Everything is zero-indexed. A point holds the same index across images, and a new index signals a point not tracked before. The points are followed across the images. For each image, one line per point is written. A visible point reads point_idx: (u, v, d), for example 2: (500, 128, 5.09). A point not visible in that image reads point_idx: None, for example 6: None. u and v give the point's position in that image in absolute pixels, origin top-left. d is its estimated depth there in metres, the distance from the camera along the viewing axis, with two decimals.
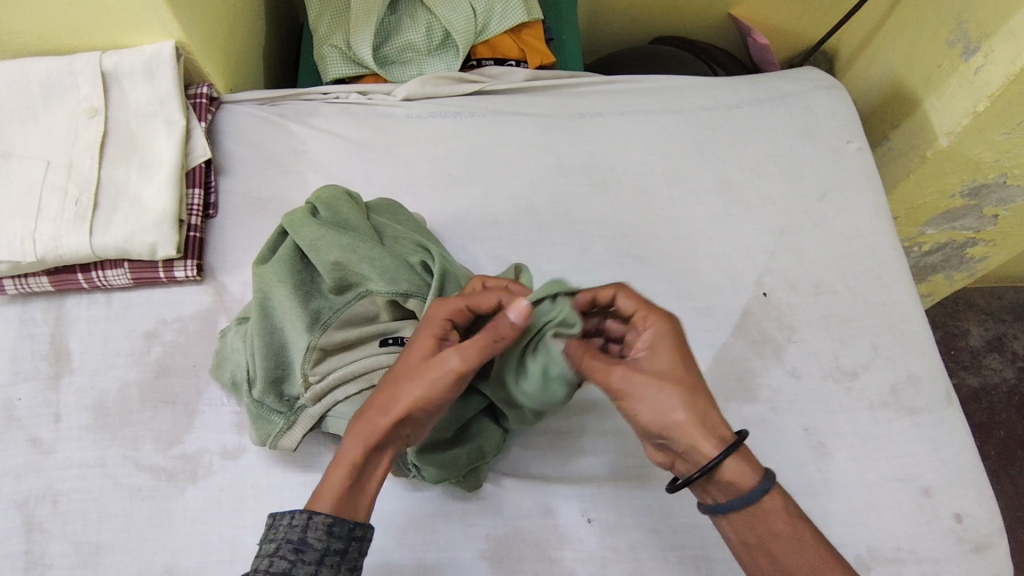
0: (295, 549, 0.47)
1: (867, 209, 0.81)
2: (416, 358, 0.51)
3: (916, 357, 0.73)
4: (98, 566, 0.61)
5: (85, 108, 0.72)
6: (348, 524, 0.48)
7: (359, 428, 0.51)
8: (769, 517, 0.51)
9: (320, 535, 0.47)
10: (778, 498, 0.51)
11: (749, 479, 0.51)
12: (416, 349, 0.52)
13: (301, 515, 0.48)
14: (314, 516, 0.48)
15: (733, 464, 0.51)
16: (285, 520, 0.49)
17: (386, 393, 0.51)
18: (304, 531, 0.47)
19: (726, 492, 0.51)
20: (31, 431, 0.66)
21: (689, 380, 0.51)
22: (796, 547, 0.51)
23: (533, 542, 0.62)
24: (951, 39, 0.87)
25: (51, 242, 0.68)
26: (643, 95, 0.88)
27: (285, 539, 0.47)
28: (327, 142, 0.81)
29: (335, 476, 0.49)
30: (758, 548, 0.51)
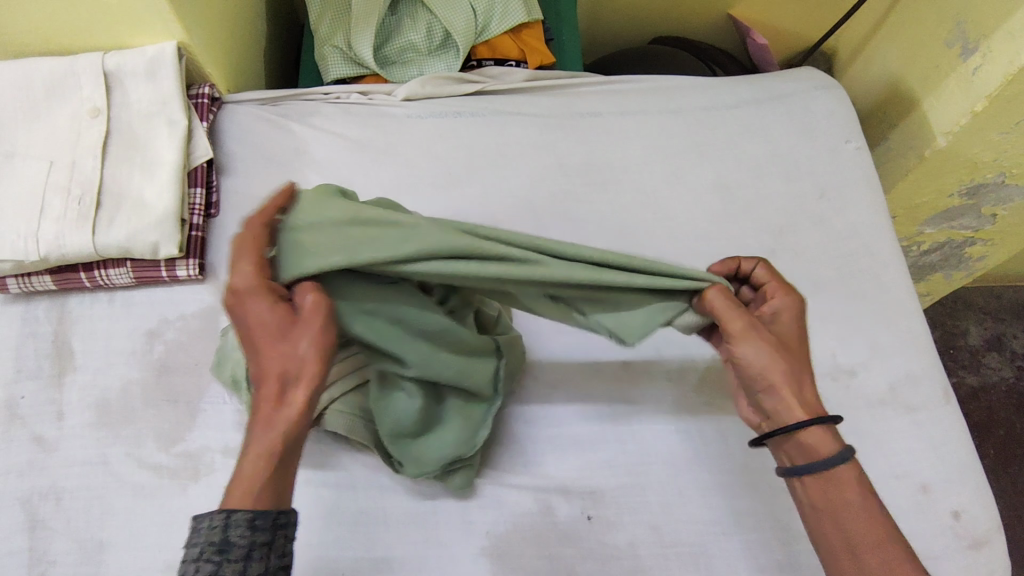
0: (219, 550, 0.43)
1: (865, 208, 0.81)
2: (266, 315, 0.46)
3: (914, 356, 0.73)
4: (101, 563, 0.61)
5: (88, 108, 0.73)
6: (271, 512, 0.44)
7: (256, 415, 0.45)
8: (845, 487, 0.51)
9: (242, 532, 0.43)
10: (854, 472, 0.51)
11: (828, 448, 0.51)
12: (257, 305, 0.46)
13: (219, 515, 0.44)
14: (233, 514, 0.43)
15: (814, 432, 0.52)
16: (205, 521, 0.44)
17: (258, 361, 0.46)
18: (225, 531, 0.43)
19: (804, 456, 0.52)
20: (34, 429, 0.66)
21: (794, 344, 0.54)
22: (866, 521, 0.50)
23: (534, 539, 0.63)
24: (949, 39, 0.88)
25: (54, 241, 0.68)
26: (642, 95, 0.89)
27: (207, 542, 0.43)
28: (328, 142, 0.81)
29: (251, 471, 0.45)
30: (821, 514, 0.51)
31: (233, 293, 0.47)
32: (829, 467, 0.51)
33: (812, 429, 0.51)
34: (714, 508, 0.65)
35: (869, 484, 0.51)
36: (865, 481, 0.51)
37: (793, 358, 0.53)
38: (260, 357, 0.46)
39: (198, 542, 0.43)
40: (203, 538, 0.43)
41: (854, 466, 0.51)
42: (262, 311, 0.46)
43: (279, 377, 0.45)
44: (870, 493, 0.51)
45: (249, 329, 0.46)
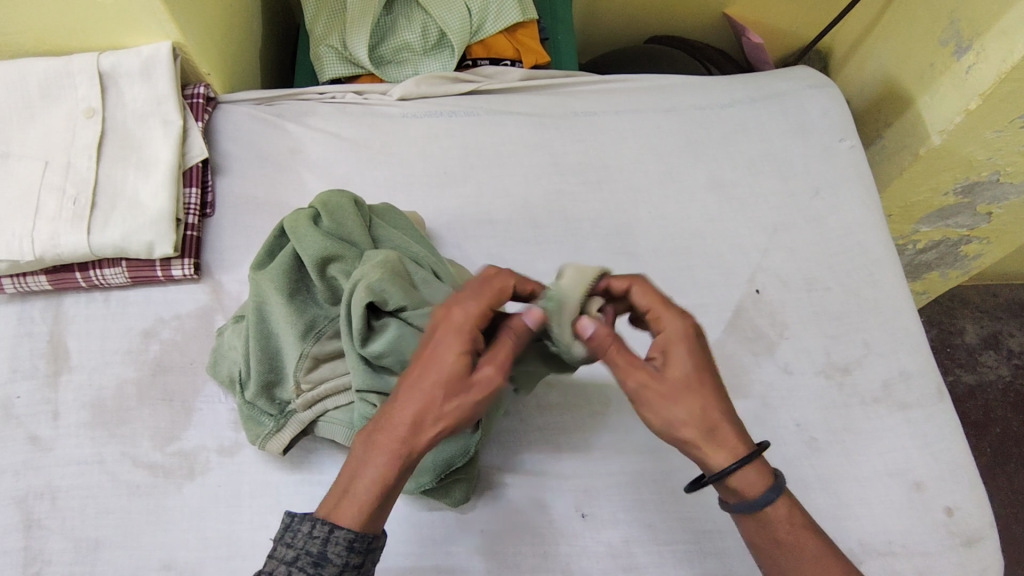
0: (315, 563, 0.46)
1: (859, 206, 0.82)
2: (445, 360, 0.51)
3: (908, 353, 0.74)
4: (96, 562, 0.62)
5: (83, 108, 0.73)
6: (369, 538, 0.48)
7: (382, 436, 0.50)
8: (772, 523, 0.52)
9: (340, 550, 0.47)
10: (785, 507, 0.52)
11: (759, 488, 0.52)
12: (449, 348, 0.51)
13: (323, 527, 0.47)
14: (337, 529, 0.47)
15: (741, 475, 0.52)
16: (304, 525, 0.48)
17: (410, 394, 0.50)
18: (325, 544, 0.47)
19: (735, 496, 0.53)
20: (30, 429, 0.66)
21: (700, 390, 0.53)
22: (806, 557, 0.51)
23: (528, 538, 0.63)
24: (943, 37, 0.88)
25: (48, 241, 0.68)
26: (637, 95, 0.89)
27: (304, 549, 0.47)
28: (323, 141, 0.82)
29: (360, 488, 0.49)
30: (763, 550, 0.53)
31: (444, 328, 0.52)
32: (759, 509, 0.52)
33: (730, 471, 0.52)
34: (709, 506, 0.65)
35: (800, 519, 0.52)
36: (795, 516, 0.52)
37: (677, 395, 0.52)
38: (417, 388, 0.50)
39: (296, 544, 0.47)
40: (303, 544, 0.47)
41: (784, 500, 0.53)
42: (454, 355, 0.51)
43: (418, 413, 0.50)
44: (806, 525, 0.52)
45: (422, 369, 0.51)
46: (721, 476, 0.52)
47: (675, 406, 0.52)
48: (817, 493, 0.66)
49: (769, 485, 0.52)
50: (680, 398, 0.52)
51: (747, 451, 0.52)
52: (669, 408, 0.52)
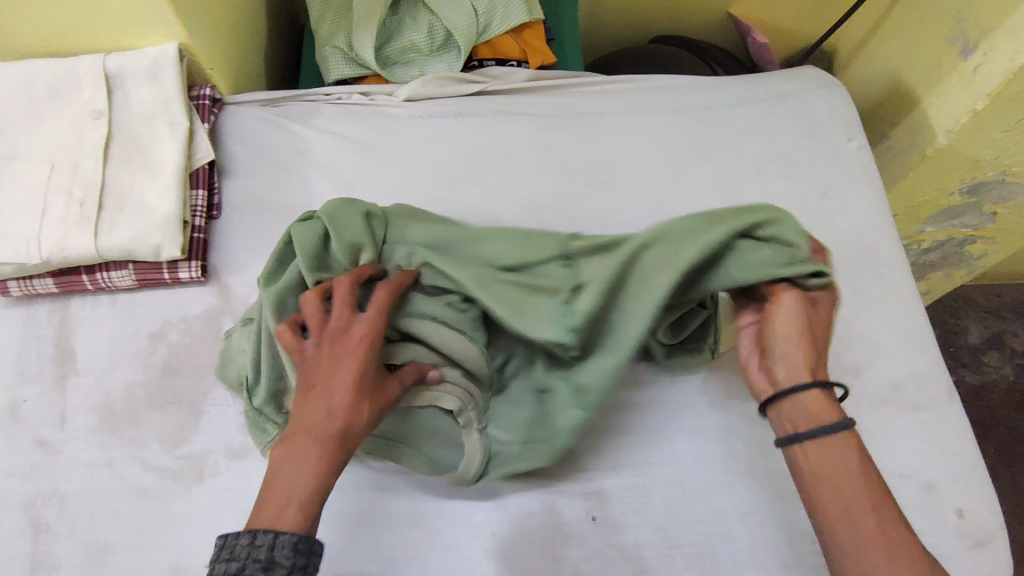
0: (262, 569, 0.44)
1: (868, 207, 0.82)
2: (363, 367, 0.51)
3: (917, 353, 0.74)
4: (105, 566, 0.61)
5: (89, 109, 0.72)
6: (313, 541, 0.46)
7: (314, 445, 0.48)
8: (836, 451, 0.53)
9: (287, 553, 0.44)
10: (853, 440, 0.53)
11: (833, 417, 0.54)
12: (366, 352, 0.51)
13: (266, 535, 0.45)
14: (280, 534, 0.45)
15: (807, 396, 0.56)
16: (245, 541, 0.45)
17: (322, 396, 0.49)
18: (270, 549, 0.44)
19: (807, 423, 0.55)
20: (37, 433, 0.66)
21: (812, 340, 0.58)
22: (857, 487, 0.51)
23: (539, 540, 0.63)
24: (950, 37, 0.88)
25: (56, 243, 0.68)
26: (645, 95, 0.89)
27: (247, 559, 0.44)
28: (330, 143, 0.81)
29: (297, 500, 0.47)
30: (818, 479, 0.52)
31: (353, 339, 0.51)
32: (835, 432, 0.53)
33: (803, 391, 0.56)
34: (719, 509, 0.65)
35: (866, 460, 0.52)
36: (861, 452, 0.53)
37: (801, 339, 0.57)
38: (339, 393, 0.49)
39: (238, 556, 0.44)
40: (246, 555, 0.44)
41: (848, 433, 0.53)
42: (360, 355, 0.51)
43: (348, 419, 0.49)
44: (871, 468, 0.52)
45: (345, 370, 0.50)
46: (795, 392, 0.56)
47: (798, 352, 0.57)
48: None
49: (840, 416, 0.54)
50: (798, 344, 0.57)
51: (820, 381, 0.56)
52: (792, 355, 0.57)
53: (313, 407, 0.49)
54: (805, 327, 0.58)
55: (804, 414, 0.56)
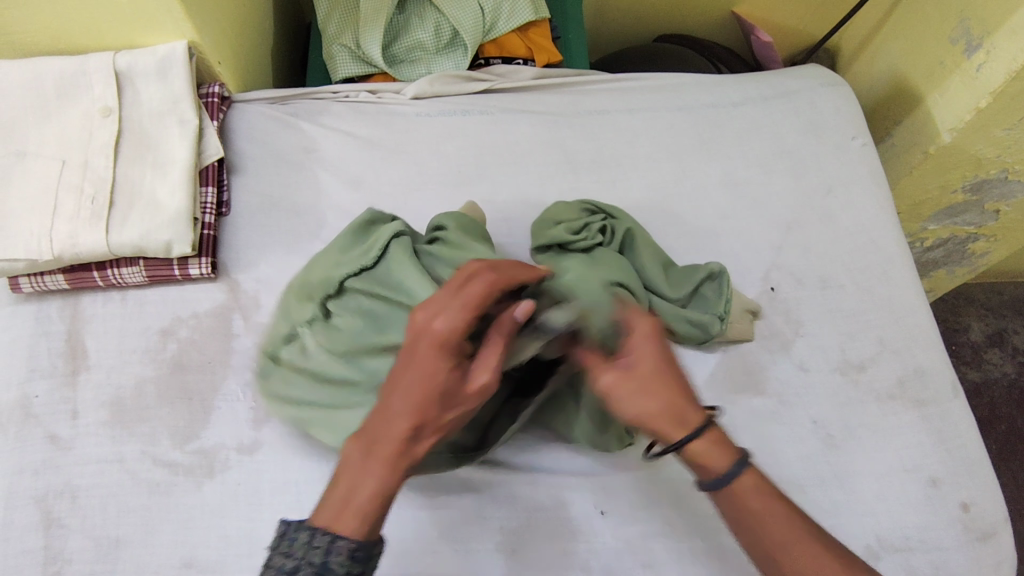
0: (315, 572, 0.46)
1: (872, 205, 0.82)
2: (438, 373, 0.49)
3: (922, 349, 0.74)
4: (117, 560, 0.62)
5: (99, 107, 0.73)
6: (371, 543, 0.48)
7: (379, 448, 0.49)
8: (744, 496, 0.52)
9: (343, 560, 0.46)
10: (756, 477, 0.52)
11: (716, 463, 0.52)
12: (441, 356, 0.50)
13: (323, 537, 0.47)
14: (338, 539, 0.47)
15: (699, 444, 0.52)
16: (303, 540, 0.47)
17: (398, 398, 0.49)
18: (326, 554, 0.46)
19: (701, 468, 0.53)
20: (49, 428, 0.66)
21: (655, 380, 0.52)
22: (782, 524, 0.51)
23: (548, 534, 0.63)
24: (953, 35, 0.88)
25: (67, 240, 0.68)
26: (650, 93, 0.89)
27: (305, 559, 0.46)
28: (338, 140, 0.82)
29: (359, 502, 0.48)
30: (741, 521, 0.52)
31: (429, 339, 0.50)
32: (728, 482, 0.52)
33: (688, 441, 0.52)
34: None
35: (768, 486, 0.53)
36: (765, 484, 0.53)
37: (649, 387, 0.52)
38: (411, 402, 0.49)
39: (294, 554, 0.47)
40: (303, 555, 0.47)
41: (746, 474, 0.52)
42: (439, 362, 0.50)
43: (416, 424, 0.49)
44: (774, 493, 0.52)
45: (416, 373, 0.49)
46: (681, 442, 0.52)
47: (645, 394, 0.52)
48: (834, 489, 0.66)
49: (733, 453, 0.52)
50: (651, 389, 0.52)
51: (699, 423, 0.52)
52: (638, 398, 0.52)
53: (386, 408, 0.50)
54: (665, 360, 0.53)
55: (696, 463, 0.53)
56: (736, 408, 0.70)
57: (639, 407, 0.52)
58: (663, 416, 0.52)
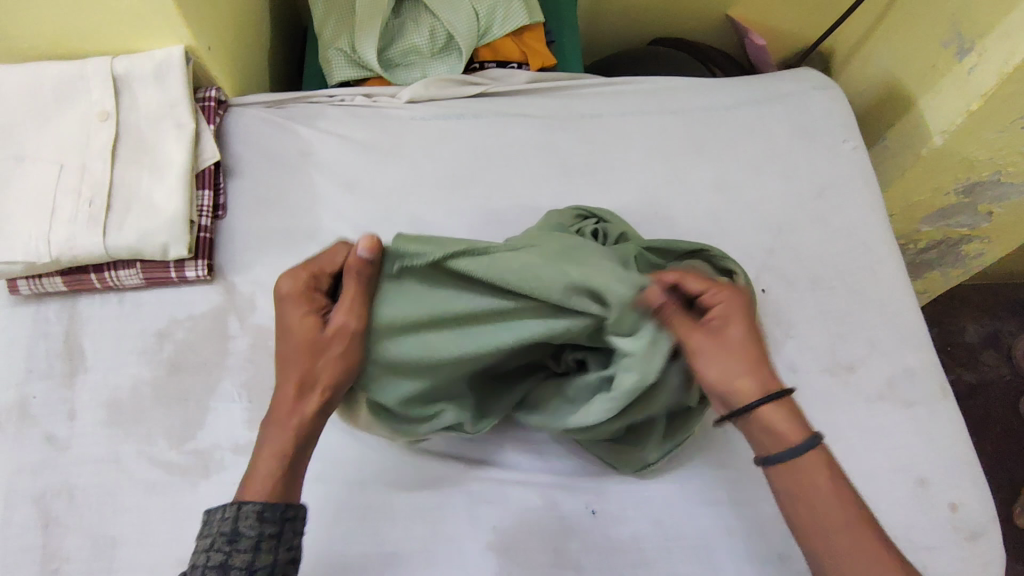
0: (229, 539, 0.50)
1: (863, 207, 0.83)
2: (296, 331, 0.57)
3: (911, 350, 0.75)
4: (113, 559, 0.62)
5: (97, 111, 0.74)
6: (280, 508, 0.52)
7: (276, 414, 0.56)
8: (810, 472, 0.53)
9: (251, 523, 0.51)
10: (820, 459, 0.54)
11: (796, 436, 0.54)
12: (299, 325, 0.57)
13: (232, 507, 0.52)
14: (244, 506, 0.51)
15: (768, 408, 0.55)
16: (218, 515, 0.52)
17: (283, 372, 0.57)
18: (234, 521, 0.51)
19: (771, 444, 0.55)
20: (47, 429, 0.67)
21: (754, 352, 0.56)
22: (831, 498, 0.52)
23: (540, 534, 0.64)
24: (945, 38, 0.89)
25: (65, 242, 0.69)
26: (643, 96, 0.90)
27: (219, 532, 0.51)
28: (333, 144, 0.83)
29: (269, 465, 0.54)
30: (794, 497, 0.54)
31: (289, 301, 0.58)
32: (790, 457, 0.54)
33: (762, 404, 0.55)
34: (716, 503, 0.66)
35: (835, 467, 0.54)
36: (831, 464, 0.54)
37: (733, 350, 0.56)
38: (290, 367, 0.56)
39: (212, 530, 0.51)
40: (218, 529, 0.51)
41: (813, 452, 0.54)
42: (297, 321, 0.57)
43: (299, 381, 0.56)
44: (833, 477, 0.53)
45: (291, 342, 0.57)
46: (750, 407, 0.55)
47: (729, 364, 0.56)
48: None
49: (802, 435, 0.54)
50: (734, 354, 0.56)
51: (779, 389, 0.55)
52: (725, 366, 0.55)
53: (279, 380, 0.57)
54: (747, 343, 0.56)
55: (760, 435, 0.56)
56: None
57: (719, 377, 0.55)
58: (727, 382, 0.55)
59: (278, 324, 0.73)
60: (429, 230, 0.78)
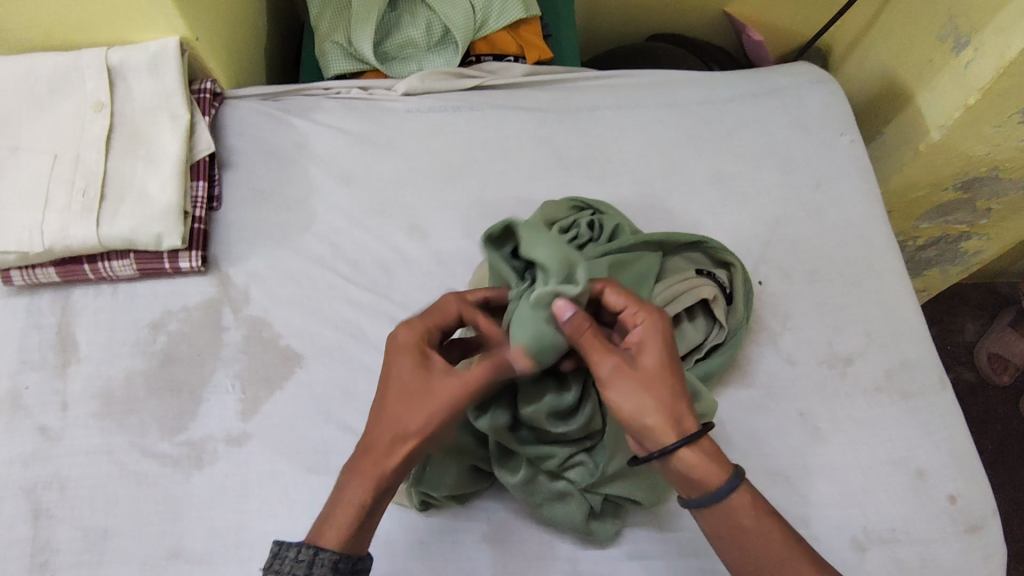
0: None
1: (860, 199, 0.83)
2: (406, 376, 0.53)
3: (909, 342, 0.74)
4: (105, 551, 0.62)
5: (92, 102, 0.73)
6: (353, 559, 0.50)
7: (363, 458, 0.51)
8: (736, 513, 0.50)
9: (327, 571, 0.48)
10: (746, 497, 0.50)
11: (715, 478, 0.50)
12: (406, 365, 0.53)
13: (308, 550, 0.48)
14: (320, 552, 0.48)
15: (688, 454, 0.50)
16: (291, 551, 0.49)
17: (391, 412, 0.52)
18: (311, 567, 0.48)
19: (694, 489, 0.51)
20: (38, 420, 0.67)
21: (667, 382, 0.51)
22: (767, 543, 0.50)
23: (535, 526, 0.64)
24: (941, 33, 0.89)
25: (58, 232, 0.69)
26: (640, 89, 0.89)
27: (292, 573, 0.48)
28: (329, 136, 0.82)
29: (348, 517, 0.50)
30: (726, 541, 0.51)
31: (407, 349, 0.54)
32: (719, 499, 0.50)
33: (680, 447, 0.49)
34: None
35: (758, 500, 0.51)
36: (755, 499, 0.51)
37: (644, 389, 0.50)
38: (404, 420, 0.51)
39: (282, 569, 0.48)
40: (288, 569, 0.48)
41: (739, 492, 0.50)
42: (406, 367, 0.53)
43: (389, 429, 0.52)
44: (765, 515, 0.50)
45: (399, 388, 0.53)
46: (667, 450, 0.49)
47: (634, 400, 0.50)
48: (821, 482, 0.67)
49: (723, 478, 0.50)
50: (647, 390, 0.50)
51: (696, 429, 0.50)
52: (637, 397, 0.50)
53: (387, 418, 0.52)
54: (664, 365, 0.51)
55: (688, 477, 0.51)
56: (723, 400, 0.70)
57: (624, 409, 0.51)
58: (638, 422, 0.50)
59: (272, 316, 0.72)
60: (424, 222, 0.78)
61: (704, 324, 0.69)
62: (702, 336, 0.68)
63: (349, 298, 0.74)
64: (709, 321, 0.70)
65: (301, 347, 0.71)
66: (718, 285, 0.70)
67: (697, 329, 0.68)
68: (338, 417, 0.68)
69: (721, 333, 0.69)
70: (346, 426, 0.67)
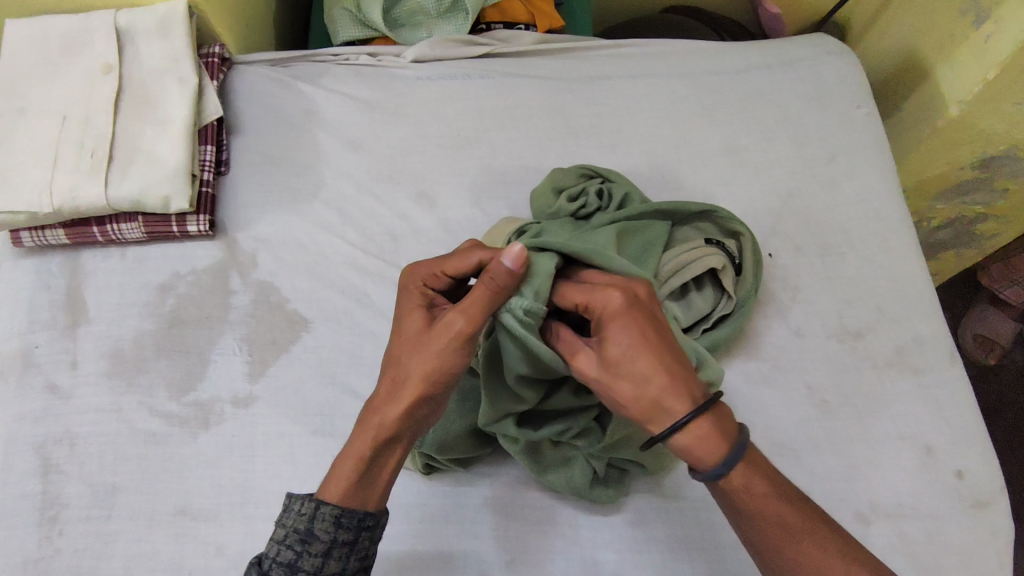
0: (302, 540, 0.47)
1: (875, 173, 0.81)
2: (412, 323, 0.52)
3: (921, 318, 0.73)
4: (113, 506, 0.63)
5: (101, 64, 0.73)
6: (358, 515, 0.48)
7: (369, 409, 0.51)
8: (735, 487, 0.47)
9: (326, 527, 0.47)
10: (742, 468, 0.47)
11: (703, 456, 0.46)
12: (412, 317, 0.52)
13: (309, 503, 0.48)
14: (321, 506, 0.48)
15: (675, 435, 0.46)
16: (295, 505, 0.48)
17: (405, 355, 0.51)
18: (311, 522, 0.47)
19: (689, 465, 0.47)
20: (48, 378, 0.67)
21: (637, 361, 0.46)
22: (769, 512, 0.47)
23: (537, 492, 0.64)
24: (962, 8, 0.86)
25: (67, 193, 0.69)
26: (653, 58, 0.88)
27: (293, 527, 0.48)
28: (338, 102, 0.82)
29: (345, 467, 0.49)
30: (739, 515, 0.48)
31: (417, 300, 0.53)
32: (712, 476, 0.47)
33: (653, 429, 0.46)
34: None
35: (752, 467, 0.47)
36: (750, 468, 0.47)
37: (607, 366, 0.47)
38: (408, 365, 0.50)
39: (285, 523, 0.48)
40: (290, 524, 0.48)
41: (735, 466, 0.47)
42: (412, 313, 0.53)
43: (394, 376, 0.51)
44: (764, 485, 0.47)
45: (400, 337, 0.52)
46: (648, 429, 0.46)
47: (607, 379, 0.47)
48: (826, 454, 0.66)
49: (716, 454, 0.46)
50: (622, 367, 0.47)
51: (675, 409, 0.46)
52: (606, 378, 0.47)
53: (395, 365, 0.51)
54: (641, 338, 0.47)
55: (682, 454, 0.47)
56: (729, 372, 0.70)
57: (638, 378, 0.46)
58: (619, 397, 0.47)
59: (280, 281, 0.72)
60: (432, 189, 0.78)
61: (709, 293, 0.69)
62: (707, 305, 0.68)
63: (356, 264, 0.74)
64: (715, 291, 0.69)
65: (308, 312, 0.71)
66: (727, 255, 0.69)
67: (702, 299, 0.68)
68: (344, 381, 0.68)
69: (727, 304, 0.68)
70: (351, 390, 0.68)
